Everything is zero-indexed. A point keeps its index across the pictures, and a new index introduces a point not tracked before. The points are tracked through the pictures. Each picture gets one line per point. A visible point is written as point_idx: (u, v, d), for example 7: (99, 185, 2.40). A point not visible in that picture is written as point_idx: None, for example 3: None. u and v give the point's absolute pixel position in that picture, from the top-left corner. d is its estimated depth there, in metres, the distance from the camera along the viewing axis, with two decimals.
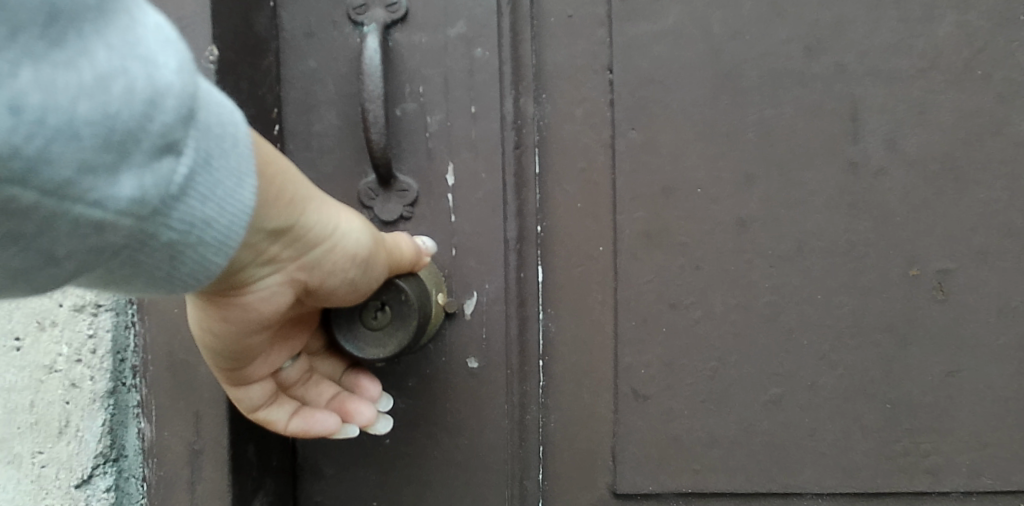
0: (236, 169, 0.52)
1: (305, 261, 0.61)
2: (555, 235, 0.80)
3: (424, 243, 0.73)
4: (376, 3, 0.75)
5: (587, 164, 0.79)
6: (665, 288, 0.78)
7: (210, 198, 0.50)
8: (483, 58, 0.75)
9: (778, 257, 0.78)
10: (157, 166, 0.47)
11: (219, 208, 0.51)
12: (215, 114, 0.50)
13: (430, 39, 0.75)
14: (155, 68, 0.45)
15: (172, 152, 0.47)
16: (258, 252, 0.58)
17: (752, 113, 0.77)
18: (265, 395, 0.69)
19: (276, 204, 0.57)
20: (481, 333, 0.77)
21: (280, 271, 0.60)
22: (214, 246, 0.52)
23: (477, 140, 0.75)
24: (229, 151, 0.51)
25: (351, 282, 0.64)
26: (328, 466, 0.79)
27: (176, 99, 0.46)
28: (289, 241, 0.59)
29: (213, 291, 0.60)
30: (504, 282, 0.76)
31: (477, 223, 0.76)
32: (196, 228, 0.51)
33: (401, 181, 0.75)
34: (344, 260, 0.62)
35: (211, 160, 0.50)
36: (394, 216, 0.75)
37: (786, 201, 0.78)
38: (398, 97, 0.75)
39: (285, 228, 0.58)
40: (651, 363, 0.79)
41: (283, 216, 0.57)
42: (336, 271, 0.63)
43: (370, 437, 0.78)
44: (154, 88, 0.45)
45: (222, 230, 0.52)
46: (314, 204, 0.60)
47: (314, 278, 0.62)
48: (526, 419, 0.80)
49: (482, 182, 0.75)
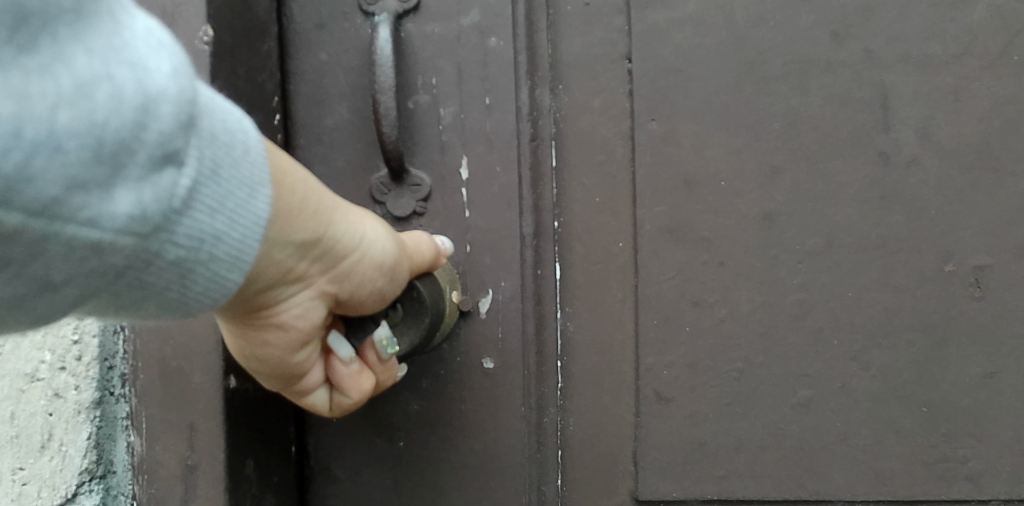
0: (246, 177, 0.52)
1: (331, 273, 0.61)
2: (574, 230, 0.76)
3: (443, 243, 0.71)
4: None
5: (605, 158, 0.75)
6: (687, 286, 0.75)
7: (219, 211, 0.50)
8: (497, 47, 0.72)
9: (806, 253, 0.75)
10: (157, 179, 0.46)
11: (230, 221, 0.51)
12: (218, 121, 0.50)
13: (443, 29, 0.72)
14: (146, 72, 0.44)
15: (175, 163, 0.47)
16: (288, 269, 0.58)
17: (778, 103, 0.75)
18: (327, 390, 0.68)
19: (300, 217, 0.57)
20: (497, 332, 0.73)
21: (311, 286, 0.60)
22: (227, 261, 0.52)
23: (491, 132, 0.72)
24: (238, 160, 0.51)
25: (379, 291, 0.64)
26: (341, 469, 0.76)
27: (170, 105, 0.45)
28: (317, 254, 0.59)
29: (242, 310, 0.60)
30: (521, 279, 0.73)
31: (492, 218, 0.73)
32: (207, 243, 0.50)
33: (413, 175, 0.72)
34: (371, 268, 0.62)
35: (218, 170, 0.50)
36: (406, 212, 0.72)
37: (814, 194, 0.75)
38: (410, 88, 0.72)
39: (311, 241, 0.58)
40: (674, 364, 0.75)
41: (308, 230, 0.58)
42: (365, 282, 0.63)
43: (382, 440, 0.75)
44: (145, 92, 0.44)
45: (233, 242, 0.52)
46: (336, 216, 0.60)
47: (345, 290, 0.62)
48: (543, 422, 0.76)
49: (497, 177, 0.72)
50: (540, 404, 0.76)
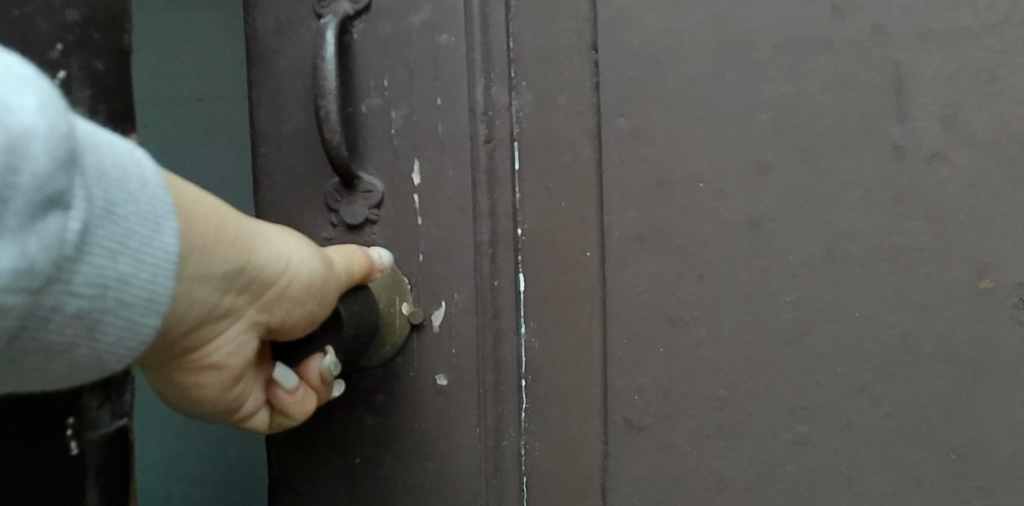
0: (147, 212, 0.47)
1: (264, 305, 0.56)
2: (538, 238, 0.68)
3: (374, 255, 0.64)
4: None
5: (573, 159, 0.67)
6: (662, 301, 0.66)
7: (120, 251, 0.46)
8: (449, 44, 0.66)
9: (801, 264, 0.65)
10: (44, 226, 0.42)
11: (134, 261, 0.47)
12: (105, 157, 0.46)
13: (393, 28, 0.66)
14: (7, 110, 0.40)
15: (61, 206, 0.42)
16: (211, 305, 0.53)
17: (767, 90, 0.64)
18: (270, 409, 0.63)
19: (217, 248, 0.52)
20: (449, 347, 0.68)
21: (240, 320, 0.55)
22: (139, 305, 0.48)
23: (443, 135, 0.66)
24: (135, 196, 0.47)
25: (316, 316, 0.59)
26: (301, 480, 0.73)
27: (43, 144, 0.41)
28: (244, 285, 0.54)
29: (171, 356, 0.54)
30: (475, 289, 0.67)
31: (445, 226, 0.67)
32: (111, 288, 0.46)
33: (365, 181, 0.67)
34: (306, 296, 0.57)
35: (111, 209, 0.45)
36: (359, 219, 0.68)
37: (811, 196, 0.64)
38: (362, 92, 0.68)
39: (233, 272, 0.53)
40: (647, 389, 0.67)
41: (227, 260, 0.53)
42: (300, 308, 0.58)
43: (337, 454, 0.71)
44: (9, 132, 0.40)
45: (141, 283, 0.48)
46: (257, 240, 0.55)
47: (277, 318, 0.57)
48: (503, 445, 0.70)
49: (448, 181, 0.66)
50: (498, 425, 0.69)
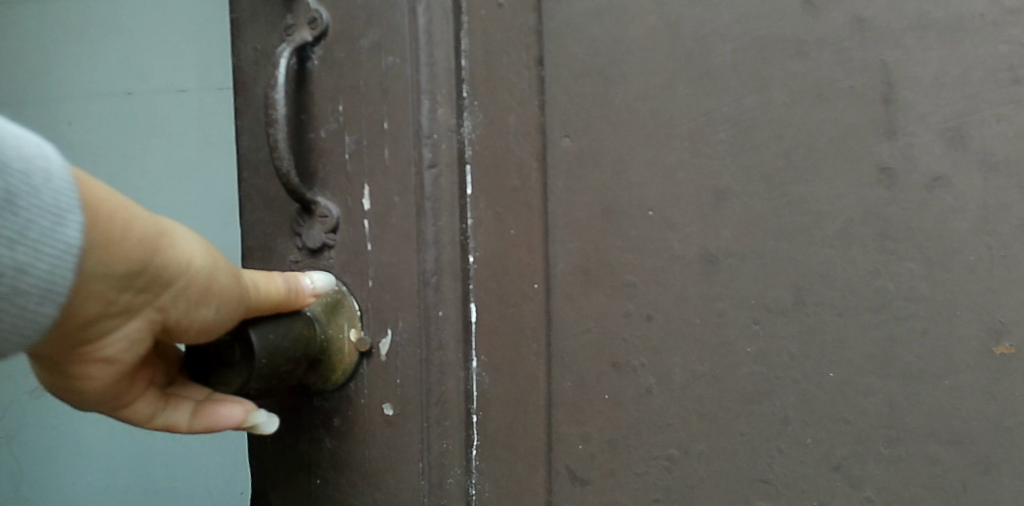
0: (52, 204, 0.46)
1: (162, 303, 0.54)
2: (488, 267, 0.63)
3: (309, 282, 0.63)
4: (300, 20, 0.67)
5: (521, 183, 0.62)
6: (607, 342, 0.59)
7: (21, 239, 0.45)
8: (394, 66, 0.63)
9: (766, 310, 0.55)
10: None
11: (36, 251, 0.46)
12: (14, 145, 0.45)
13: (346, 53, 0.65)
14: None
15: None
16: (105, 300, 0.51)
17: (725, 104, 0.55)
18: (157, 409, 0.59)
19: (118, 245, 0.50)
20: (395, 376, 0.65)
21: (137, 317, 0.53)
22: (36, 294, 0.47)
23: (390, 160, 0.64)
24: (42, 188, 0.46)
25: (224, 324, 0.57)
26: (274, 495, 0.72)
27: None
28: (144, 284, 0.52)
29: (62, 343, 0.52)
30: (419, 319, 0.63)
31: (391, 252, 0.64)
32: (10, 274, 0.45)
33: (322, 205, 0.67)
34: (210, 302, 0.55)
35: (12, 199, 0.45)
36: (316, 244, 0.67)
37: (778, 230, 0.54)
38: (322, 117, 0.67)
39: (133, 271, 0.51)
40: (592, 438, 0.60)
41: (127, 258, 0.51)
42: (206, 314, 0.56)
43: (302, 473, 0.70)
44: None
45: (40, 273, 0.46)
46: (164, 240, 0.53)
47: (178, 322, 0.55)
48: (447, 483, 0.64)
49: (394, 207, 0.64)
50: (442, 462, 0.64)
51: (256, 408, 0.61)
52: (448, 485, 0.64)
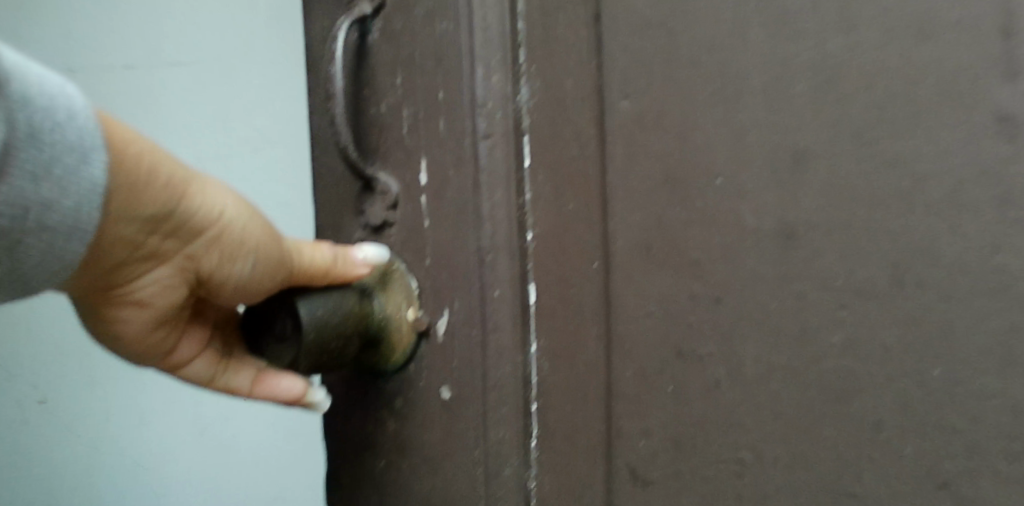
0: (76, 139, 0.48)
1: (194, 248, 0.58)
2: (547, 245, 0.58)
3: (360, 253, 0.63)
4: None
5: (580, 152, 0.56)
6: (670, 328, 0.52)
7: (45, 176, 0.47)
8: (448, 32, 0.59)
9: (853, 293, 0.46)
10: None
11: (60, 189, 0.48)
12: (38, 83, 0.47)
13: (403, 23, 0.62)
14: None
15: None
16: (133, 244, 0.56)
17: (804, 50, 0.47)
18: (208, 367, 0.66)
19: (148, 191, 0.54)
20: (451, 358, 0.61)
21: (166, 263, 0.59)
22: (62, 231, 0.50)
23: (445, 131, 0.60)
24: (67, 125, 0.48)
25: (254, 277, 0.60)
26: (344, 473, 0.71)
27: None
28: (169, 230, 0.57)
29: (105, 285, 0.58)
30: (475, 299, 0.59)
31: (447, 229, 0.61)
32: (34, 211, 0.48)
33: (382, 181, 0.64)
34: (239, 252, 0.58)
35: (36, 134, 0.46)
36: (377, 221, 0.65)
37: (868, 197, 0.45)
38: (382, 90, 0.64)
39: (160, 216, 0.55)
40: (653, 433, 0.54)
41: (155, 205, 0.55)
42: (236, 263, 0.59)
43: (368, 454, 0.68)
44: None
45: (65, 209, 0.49)
46: (193, 189, 0.56)
47: (207, 270, 0.60)
48: (503, 474, 0.60)
49: (450, 181, 0.60)
50: (498, 451, 0.60)
51: (315, 387, 0.64)
52: (505, 477, 0.60)
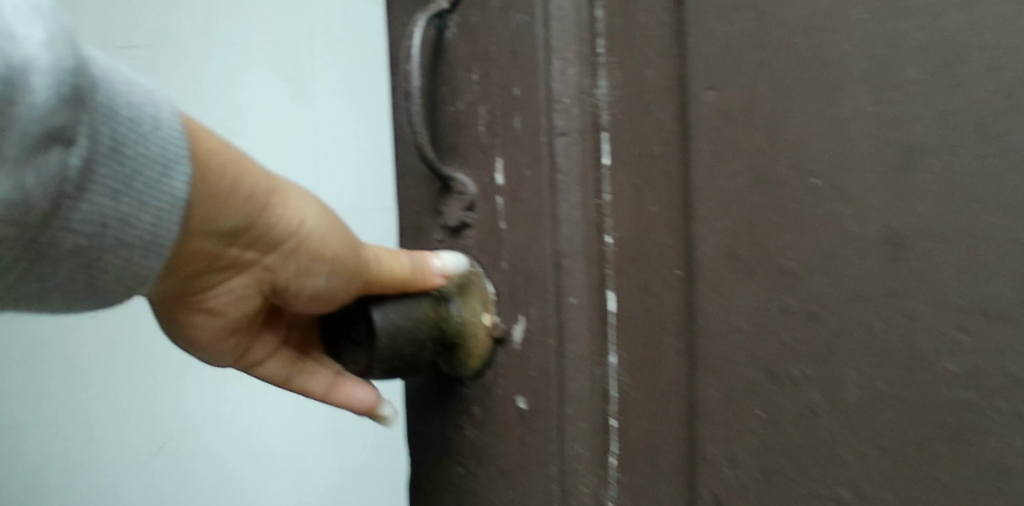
0: (159, 155, 0.50)
1: (272, 258, 0.59)
2: (627, 250, 0.54)
3: (438, 262, 0.62)
4: None
5: (661, 149, 0.51)
6: (758, 347, 0.46)
7: (124, 190, 0.49)
8: (523, 25, 0.56)
9: (971, 316, 0.38)
10: (44, 158, 0.44)
11: (137, 203, 0.50)
12: (123, 96, 0.48)
13: (479, 16, 0.59)
14: (13, 40, 0.41)
15: (62, 141, 0.45)
16: (214, 254, 0.56)
17: (914, 26, 0.39)
18: (282, 369, 0.68)
19: (230, 202, 0.54)
20: (528, 367, 0.58)
21: (244, 271, 0.59)
22: (139, 247, 0.51)
23: (521, 129, 0.57)
24: (148, 137, 0.50)
25: (331, 288, 0.60)
26: (427, 478, 0.70)
27: (52, 77, 0.43)
28: (249, 241, 0.57)
29: (184, 292, 0.59)
30: (552, 305, 0.56)
31: (523, 232, 0.58)
32: (110, 228, 0.49)
33: (459, 181, 0.62)
34: (317, 265, 0.59)
35: (119, 149, 0.48)
36: (455, 222, 0.63)
37: (992, 200, 0.36)
38: (460, 88, 0.62)
39: (240, 227, 0.56)
40: (739, 462, 0.48)
41: (235, 216, 0.55)
42: (314, 275, 0.59)
43: (449, 461, 0.67)
44: (8, 64, 0.41)
45: (144, 224, 0.50)
46: (275, 201, 0.57)
47: (284, 280, 0.60)
48: (581, 493, 0.57)
49: (526, 181, 0.57)
50: (576, 469, 0.56)
51: (385, 401, 0.68)
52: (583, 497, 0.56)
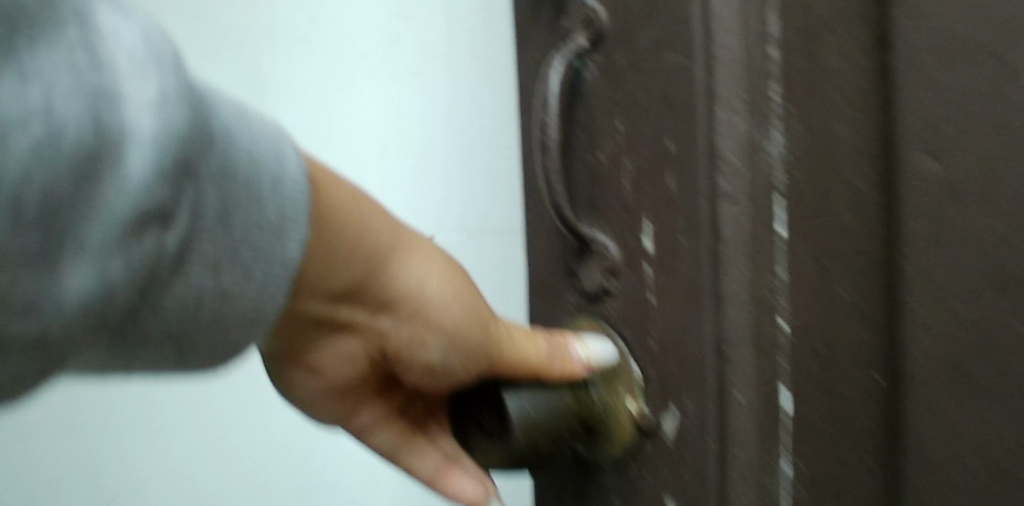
0: (274, 221, 0.42)
1: (387, 320, 0.53)
2: (808, 338, 0.45)
3: (581, 351, 0.53)
4: (577, 24, 0.55)
5: (857, 225, 0.44)
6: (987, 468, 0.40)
7: (229, 263, 0.41)
8: (679, 68, 0.47)
9: None
10: (141, 237, 0.36)
11: (242, 276, 0.42)
12: (240, 153, 0.40)
13: (625, 57, 0.52)
14: (119, 106, 0.34)
15: (163, 219, 0.37)
16: (320, 312, 0.51)
17: None
18: (390, 441, 0.61)
19: (348, 261, 0.49)
20: (680, 467, 0.49)
21: (354, 331, 0.54)
22: (241, 321, 0.43)
23: (674, 190, 0.48)
24: (262, 201, 0.42)
25: (450, 359, 0.54)
26: None
27: (157, 145, 0.35)
28: (363, 300, 0.52)
29: (289, 348, 0.54)
30: (711, 402, 0.46)
31: (676, 308, 0.49)
32: (207, 304, 0.41)
33: (600, 243, 0.54)
34: (434, 334, 0.53)
35: (228, 215, 0.40)
36: (595, 287, 0.55)
37: None
38: (601, 138, 0.54)
39: (352, 288, 0.50)
40: None
41: (349, 277, 0.50)
42: (430, 344, 0.53)
43: None
44: (103, 135, 0.34)
45: (248, 295, 0.42)
46: (397, 260, 0.51)
47: (397, 346, 0.54)
48: None
49: (680, 251, 0.48)
50: None
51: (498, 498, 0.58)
52: None
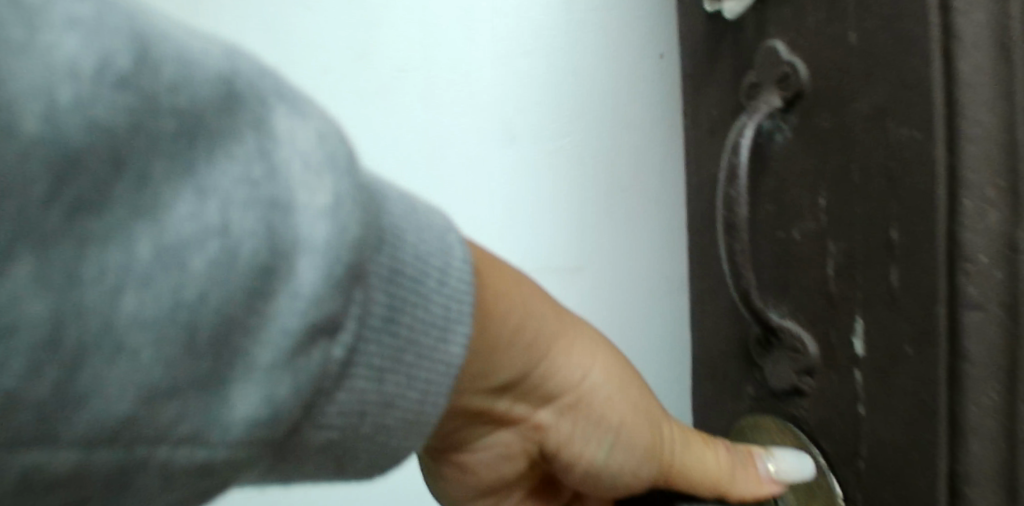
0: (439, 318, 0.36)
1: (548, 415, 0.46)
2: None
3: (771, 465, 0.47)
4: (769, 80, 0.48)
5: None
6: None
7: (396, 370, 0.34)
8: (909, 142, 0.39)
9: None
10: (308, 356, 0.30)
11: (408, 380, 0.35)
12: (410, 250, 0.35)
13: (832, 122, 0.44)
14: (294, 207, 0.29)
15: (331, 331, 0.30)
16: (478, 410, 0.44)
17: None
18: None
19: (509, 350, 0.42)
20: None
21: (511, 429, 0.47)
22: (401, 428, 0.36)
23: (898, 288, 0.40)
24: (429, 300, 0.36)
25: (618, 463, 0.46)
26: None
27: (329, 249, 0.29)
28: (524, 394, 0.45)
29: (441, 444, 0.47)
30: None
31: (895, 427, 0.41)
32: (370, 413, 0.34)
33: (795, 336, 0.47)
34: (599, 433, 0.46)
35: (394, 317, 0.34)
36: (784, 387, 0.48)
37: None
38: (798, 213, 0.47)
39: (514, 382, 0.44)
40: None
41: (510, 370, 0.43)
42: (593, 445, 0.46)
43: None
44: (279, 242, 0.28)
45: (411, 400, 0.36)
46: (558, 349, 0.45)
47: (557, 446, 0.47)
48: None
49: (904, 361, 0.40)
50: None
51: None
52: None
